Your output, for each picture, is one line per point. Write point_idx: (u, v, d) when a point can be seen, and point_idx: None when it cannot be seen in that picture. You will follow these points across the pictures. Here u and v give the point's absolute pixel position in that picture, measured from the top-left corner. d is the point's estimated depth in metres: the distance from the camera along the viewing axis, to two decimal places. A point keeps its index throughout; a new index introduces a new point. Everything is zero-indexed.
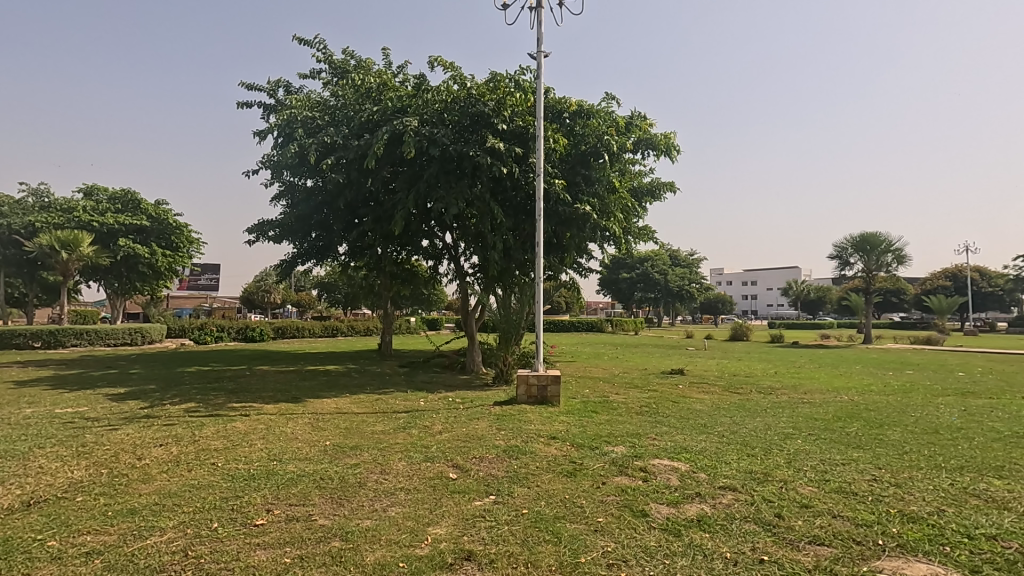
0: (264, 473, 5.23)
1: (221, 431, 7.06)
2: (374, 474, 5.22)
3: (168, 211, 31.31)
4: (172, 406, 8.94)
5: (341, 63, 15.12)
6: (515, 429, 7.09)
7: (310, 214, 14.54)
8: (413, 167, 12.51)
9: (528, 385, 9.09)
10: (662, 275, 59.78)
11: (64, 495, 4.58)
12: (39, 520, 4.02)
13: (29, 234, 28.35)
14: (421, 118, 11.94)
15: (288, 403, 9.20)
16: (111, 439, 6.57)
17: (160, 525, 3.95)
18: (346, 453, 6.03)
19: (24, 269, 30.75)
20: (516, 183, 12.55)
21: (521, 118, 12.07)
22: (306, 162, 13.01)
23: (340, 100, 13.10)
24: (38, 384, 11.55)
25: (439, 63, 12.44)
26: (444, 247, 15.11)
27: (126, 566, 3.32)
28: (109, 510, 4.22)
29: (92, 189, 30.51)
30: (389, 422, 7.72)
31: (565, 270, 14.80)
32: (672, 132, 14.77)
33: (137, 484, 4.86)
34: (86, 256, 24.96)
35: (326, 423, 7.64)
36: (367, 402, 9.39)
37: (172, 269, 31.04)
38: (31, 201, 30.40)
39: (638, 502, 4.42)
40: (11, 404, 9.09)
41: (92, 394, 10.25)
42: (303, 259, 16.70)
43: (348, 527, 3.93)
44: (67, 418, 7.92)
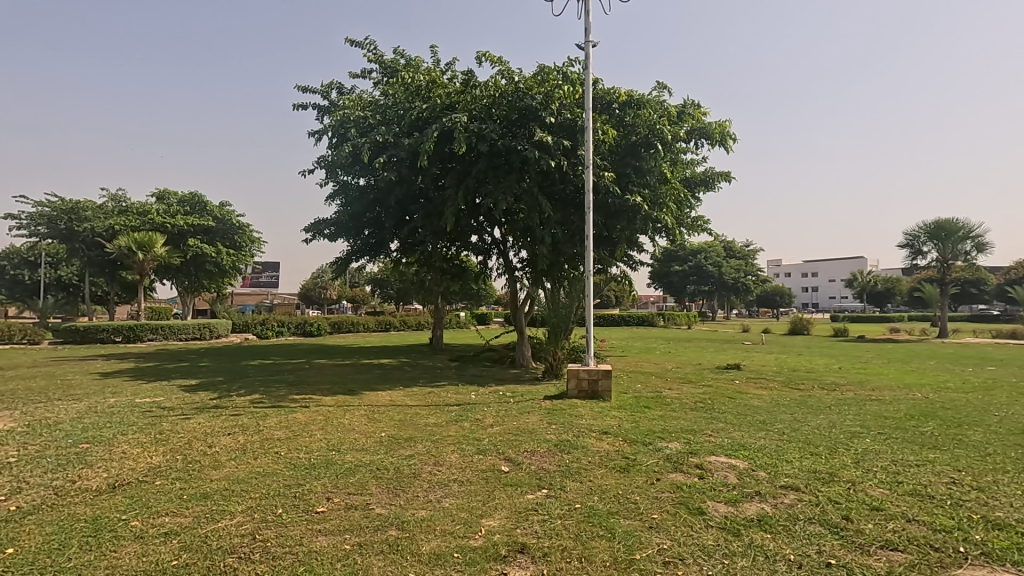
0: (324, 463, 5.43)
1: (283, 422, 7.39)
2: (428, 466, 5.32)
3: (232, 211, 33.09)
4: (239, 396, 9.46)
5: (391, 63, 15.39)
6: (567, 423, 7.08)
7: (364, 211, 14.93)
8: (462, 163, 12.62)
9: (579, 379, 9.05)
10: (716, 267, 57.86)
11: (145, 478, 4.92)
12: (123, 501, 4.33)
13: (110, 236, 30.57)
14: (469, 113, 11.90)
15: (346, 396, 9.51)
16: (185, 427, 6.99)
17: (231, 508, 4.18)
18: (400, 444, 6.17)
19: (105, 270, 33.06)
20: (565, 176, 12.52)
21: (570, 111, 11.98)
22: (359, 160, 13.28)
23: (390, 99, 13.36)
24: (120, 377, 12.45)
25: (487, 58, 12.43)
26: (493, 242, 15.21)
27: (202, 546, 3.54)
28: (184, 494, 4.49)
29: (163, 194, 32.63)
30: (441, 415, 7.85)
31: (616, 264, 14.57)
32: (728, 121, 14.25)
33: (209, 470, 5.17)
34: (159, 256, 26.43)
35: (380, 415, 7.84)
36: (420, 395, 9.58)
37: (236, 267, 32.72)
38: (111, 206, 32.84)
39: (695, 499, 4.31)
40: (98, 394, 9.85)
41: (167, 385, 10.97)
42: (357, 256, 17.18)
43: (404, 517, 4.03)
44: (146, 407, 8.50)
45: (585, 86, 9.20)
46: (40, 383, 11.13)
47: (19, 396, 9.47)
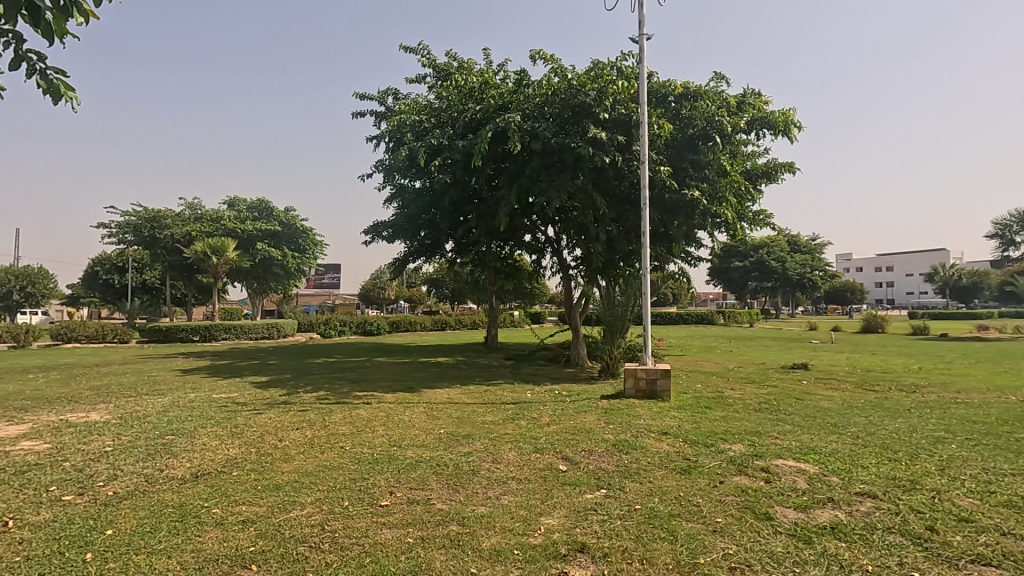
0: (386, 458, 5.60)
1: (347, 418, 7.69)
2: (487, 463, 5.39)
3: (296, 216, 34.72)
4: (305, 393, 9.90)
5: (444, 66, 15.66)
6: (625, 423, 6.98)
7: (420, 213, 15.27)
8: (516, 163, 12.66)
9: (636, 378, 8.90)
10: (779, 262, 55.38)
11: (223, 469, 5.25)
12: (205, 490, 4.63)
13: (187, 242, 32.75)
14: (522, 112, 11.91)
15: (405, 393, 9.79)
16: (257, 422, 7.40)
17: (301, 499, 4.39)
18: (459, 441, 6.27)
19: (183, 273, 35.45)
20: (619, 173, 12.34)
21: (624, 106, 11.82)
22: (415, 164, 13.62)
23: (444, 102, 13.58)
24: (199, 373, 13.33)
25: (539, 57, 12.43)
26: (546, 241, 15.20)
27: (276, 534, 3.74)
28: (259, 485, 4.76)
29: (234, 201, 34.63)
30: (498, 413, 7.93)
31: (673, 260, 14.21)
32: (791, 109, 13.62)
33: (281, 463, 5.44)
34: (231, 260, 28.02)
35: (439, 413, 8.01)
36: (476, 394, 9.71)
37: (300, 270, 34.31)
38: (188, 213, 35.16)
39: (761, 504, 4.15)
40: (180, 390, 10.59)
41: (240, 381, 11.64)
42: (413, 257, 17.60)
43: (464, 513, 4.10)
44: (222, 402, 9.06)
45: (640, 80, 9.02)
46: (130, 379, 12.08)
47: (113, 390, 10.31)
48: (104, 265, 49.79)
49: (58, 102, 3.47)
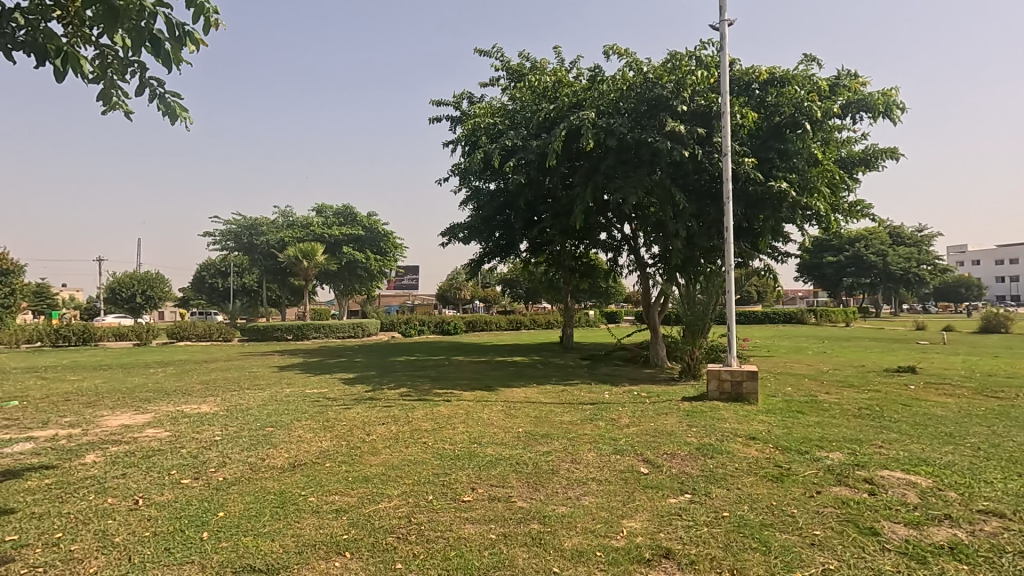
0: (467, 454, 5.73)
1: (429, 414, 7.94)
2: (566, 463, 5.37)
3: (377, 220, 36.32)
4: (389, 390, 10.33)
5: (517, 68, 15.78)
6: (709, 427, 6.70)
7: (494, 214, 15.49)
8: (590, 160, 12.52)
9: (720, 380, 8.52)
10: (879, 256, 50.99)
11: (317, 460, 5.59)
12: (302, 479, 4.96)
13: (281, 247, 35.17)
14: (597, 109, 11.74)
15: (483, 392, 9.96)
16: (346, 416, 7.82)
17: (389, 492, 4.59)
18: (537, 440, 6.30)
19: (278, 276, 38.15)
20: (700, 166, 11.89)
21: (704, 97, 11.40)
22: (490, 166, 13.83)
23: (518, 103, 13.69)
24: (293, 370, 14.29)
25: (614, 52, 12.22)
26: (623, 239, 14.92)
27: (367, 524, 3.93)
28: (349, 476, 5.02)
29: (322, 208, 36.76)
30: (576, 413, 7.88)
31: (758, 256, 13.48)
32: (893, 89, 12.53)
33: (369, 456, 5.71)
34: (320, 264, 29.76)
35: (517, 411, 8.08)
36: (553, 393, 9.70)
37: (382, 271, 35.88)
38: (281, 220, 37.75)
39: (866, 517, 3.84)
40: (277, 385, 11.41)
41: (330, 378, 12.36)
42: (489, 257, 17.90)
43: (545, 511, 4.11)
44: (314, 397, 9.65)
45: (721, 68, 8.63)
46: (234, 375, 13.17)
47: (219, 385, 11.27)
48: (209, 270, 54.43)
49: (174, 122, 3.83)
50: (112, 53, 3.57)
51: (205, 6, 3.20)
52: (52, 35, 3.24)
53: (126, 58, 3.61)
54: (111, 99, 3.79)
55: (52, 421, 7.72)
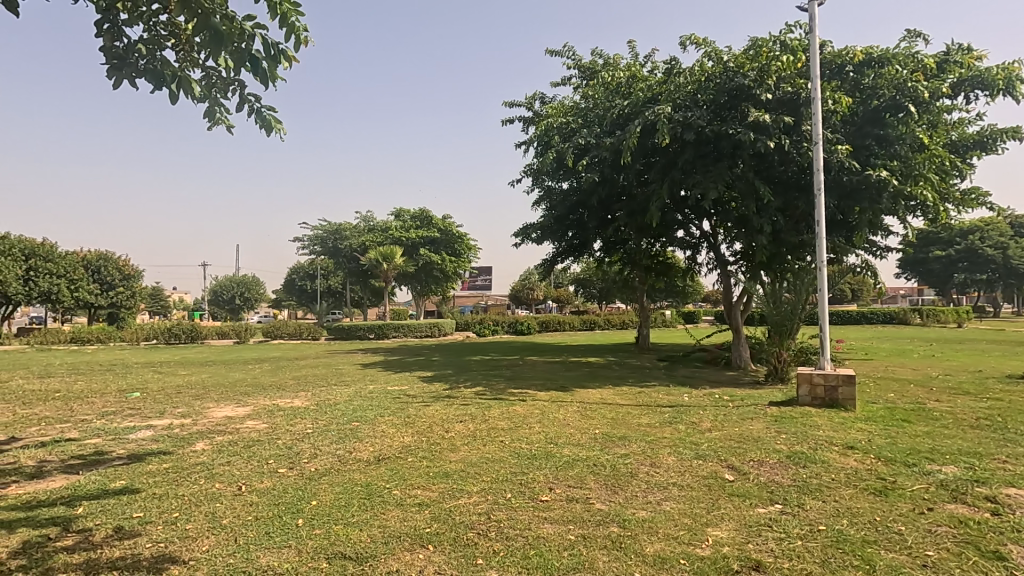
0: (544, 454, 5.73)
1: (505, 413, 8.03)
2: (645, 466, 5.24)
3: (452, 223, 37.22)
4: (465, 388, 10.56)
5: (590, 65, 15.61)
6: (800, 434, 6.30)
7: (567, 214, 15.40)
8: (667, 156, 12.15)
9: (813, 384, 7.99)
10: (998, 249, 45.76)
11: (400, 455, 5.80)
12: (387, 472, 5.17)
13: (363, 251, 36.92)
14: (673, 102, 11.35)
15: (558, 392, 9.93)
16: (426, 413, 8.08)
17: (468, 488, 4.68)
18: (615, 442, 6.19)
19: (360, 279, 40.07)
20: (786, 157, 11.22)
21: (790, 83, 10.76)
22: (563, 165, 13.77)
23: (591, 101, 13.54)
24: (376, 367, 14.98)
25: (691, 42, 11.80)
26: (701, 236, 14.37)
27: (448, 518, 4.02)
28: (430, 471, 5.18)
29: (400, 212, 38.19)
30: (654, 415, 7.67)
31: (854, 251, 12.51)
32: (1016, 62, 11.22)
33: (449, 452, 5.86)
34: (398, 267, 30.94)
35: (593, 413, 7.98)
36: (631, 395, 9.51)
37: (457, 272, 36.75)
38: (363, 225, 39.63)
39: (988, 540, 3.46)
40: (361, 381, 11.99)
41: (410, 376, 12.83)
42: (562, 257, 17.84)
43: (625, 515, 4.03)
44: (395, 394, 10.04)
45: (810, 50, 8.09)
46: (323, 371, 14.00)
47: (309, 380, 11.99)
48: (299, 273, 58.14)
49: (270, 134, 4.12)
50: (216, 74, 3.88)
51: (296, 25, 3.42)
52: (167, 62, 3.59)
53: (228, 77, 3.92)
54: (215, 116, 4.13)
55: (168, 411, 8.54)
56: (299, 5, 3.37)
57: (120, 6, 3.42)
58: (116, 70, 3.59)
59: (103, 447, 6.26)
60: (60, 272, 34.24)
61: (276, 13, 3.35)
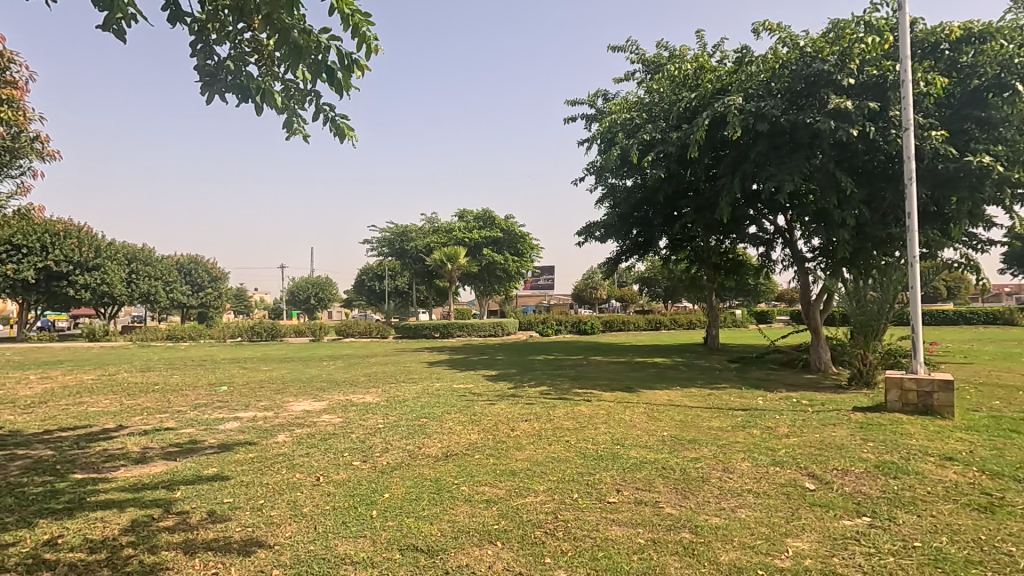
0: (611, 455, 5.65)
1: (570, 413, 7.99)
2: (718, 471, 5.05)
3: (515, 223, 37.46)
4: (529, 387, 10.60)
5: (654, 58, 15.23)
6: (890, 442, 5.86)
7: (631, 211, 15.10)
8: (738, 148, 11.65)
9: (904, 389, 7.41)
10: None
11: (467, 451, 5.90)
12: (455, 468, 5.28)
13: (428, 251, 37.84)
14: (745, 92, 10.86)
15: (624, 392, 9.77)
16: (492, 411, 8.17)
17: (535, 487, 4.69)
18: (685, 445, 6.01)
19: (426, 279, 41.08)
20: (871, 145, 10.48)
21: (875, 66, 10.05)
22: (627, 162, 13.52)
23: (656, 95, 13.21)
24: (442, 366, 15.32)
25: (763, 29, 11.26)
26: (776, 231, 13.69)
27: (516, 516, 4.05)
28: (497, 469, 5.23)
29: (463, 213, 38.84)
30: (726, 419, 7.38)
31: (951, 245, 11.50)
32: None
33: (514, 451, 5.89)
34: (462, 267, 31.48)
35: (661, 414, 7.79)
36: (700, 397, 9.19)
37: (519, 272, 36.94)
38: (428, 226, 40.62)
39: None
40: (428, 379, 12.30)
41: (474, 374, 13.02)
42: (626, 255, 17.52)
43: (697, 520, 3.91)
44: (461, 392, 10.23)
45: (899, 29, 7.50)
46: (392, 369, 14.48)
47: (379, 377, 12.44)
48: (369, 274, 60.42)
49: (343, 141, 4.29)
50: (294, 86, 4.10)
51: (367, 34, 3.54)
52: (252, 76, 3.83)
53: (305, 89, 4.13)
54: (294, 126, 4.36)
55: (252, 404, 9.12)
56: (370, 15, 3.49)
57: (210, 27, 3.68)
58: (208, 86, 3.88)
59: (197, 436, 6.79)
60: (157, 274, 37.40)
61: (348, 24, 3.49)
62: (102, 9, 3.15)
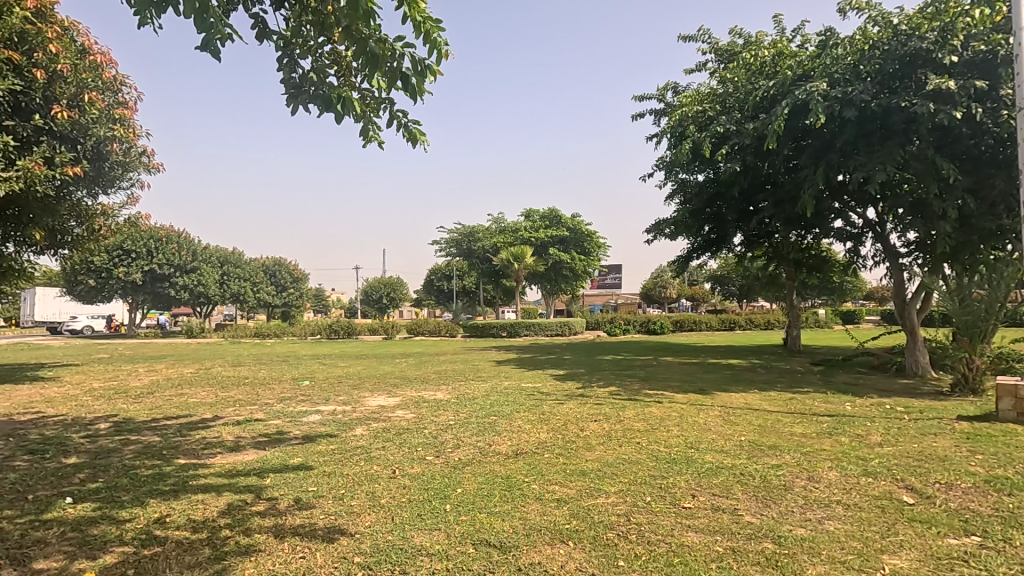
0: (685, 459, 5.48)
1: (642, 414, 7.82)
2: (802, 480, 4.76)
3: (581, 221, 37.15)
4: (598, 387, 10.47)
5: (728, 47, 14.63)
6: (1002, 456, 5.31)
7: (704, 207, 14.56)
8: (821, 137, 10.97)
9: (1019, 398, 6.69)
10: None
11: (536, 450, 5.92)
12: (526, 466, 5.31)
13: (495, 251, 38.25)
14: (829, 77, 10.18)
15: (697, 395, 9.44)
16: (561, 411, 8.15)
17: (606, 488, 4.62)
18: (765, 451, 5.72)
19: (493, 279, 41.57)
20: (978, 127, 9.55)
21: (982, 41, 9.16)
22: (699, 155, 13.05)
23: (730, 85, 12.68)
24: (509, 364, 15.45)
25: (850, 8, 10.55)
26: (865, 225, 12.77)
27: (587, 517, 4.01)
28: (568, 469, 5.21)
29: (529, 213, 38.95)
30: (810, 425, 6.96)
31: None
32: None
33: (584, 451, 5.84)
34: (529, 266, 31.54)
35: (738, 418, 7.47)
36: (781, 401, 8.72)
37: (586, 271, 36.60)
38: (494, 226, 41.05)
39: None
40: (496, 377, 12.44)
41: (542, 373, 13.04)
42: (698, 253, 16.93)
43: (780, 531, 3.71)
44: (529, 390, 10.27)
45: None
46: (461, 367, 14.77)
47: (449, 375, 12.72)
48: (438, 274, 61.92)
49: (416, 146, 4.41)
50: (370, 95, 4.27)
51: (438, 40, 3.62)
52: (333, 87, 4.03)
53: (380, 96, 4.29)
54: (369, 133, 4.53)
55: (332, 399, 9.61)
56: (441, 21, 3.57)
57: (294, 42, 3.90)
58: (293, 98, 4.11)
59: (284, 427, 7.23)
60: (246, 275, 40.23)
61: (420, 31, 3.58)
62: (202, 31, 3.41)
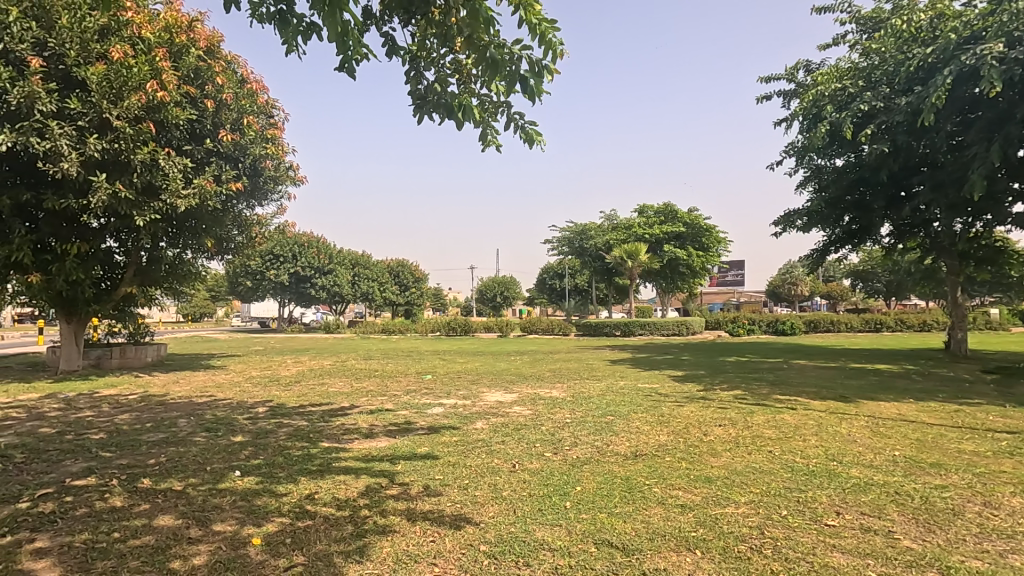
0: (826, 472, 4.99)
1: (773, 421, 7.25)
2: (976, 505, 4.12)
3: (699, 216, 35.35)
4: (722, 390, 9.90)
5: (872, 14, 13.12)
6: None
7: (844, 195, 13.18)
8: (996, 108, 9.43)
9: None
10: None
11: (657, 453, 5.73)
12: (646, 469, 5.16)
13: (608, 249, 37.61)
14: (1007, 36, 8.72)
15: (838, 402, 8.56)
16: (682, 413, 7.82)
17: (735, 497, 4.35)
18: (925, 469, 5.04)
19: (606, 277, 40.94)
20: None
21: None
22: (838, 137, 11.82)
23: (876, 57, 11.35)
24: (625, 364, 15.12)
25: None
26: None
27: (715, 526, 3.81)
28: (691, 474, 4.98)
29: (643, 209, 37.76)
30: (984, 442, 6.00)
31: None
32: None
33: (709, 457, 5.54)
34: (644, 263, 30.52)
35: (889, 430, 6.65)
36: (943, 413, 7.63)
37: (705, 268, 34.77)
38: (606, 224, 40.41)
39: None
40: (612, 377, 12.22)
41: (660, 374, 12.60)
42: (836, 246, 15.36)
43: (949, 561, 3.24)
44: (647, 391, 9.98)
45: None
46: (575, 365, 14.73)
47: (564, 373, 12.73)
48: (550, 273, 62.33)
49: (532, 147, 4.45)
50: (488, 99, 4.38)
51: (553, 40, 3.63)
52: (455, 95, 4.22)
53: (497, 101, 4.39)
54: (488, 137, 4.65)
55: (453, 393, 10.05)
56: (556, 21, 3.57)
57: (419, 55, 4.12)
58: (419, 109, 4.35)
59: (410, 418, 7.70)
60: (374, 276, 43.53)
61: (536, 33, 3.61)
62: (343, 53, 3.75)
